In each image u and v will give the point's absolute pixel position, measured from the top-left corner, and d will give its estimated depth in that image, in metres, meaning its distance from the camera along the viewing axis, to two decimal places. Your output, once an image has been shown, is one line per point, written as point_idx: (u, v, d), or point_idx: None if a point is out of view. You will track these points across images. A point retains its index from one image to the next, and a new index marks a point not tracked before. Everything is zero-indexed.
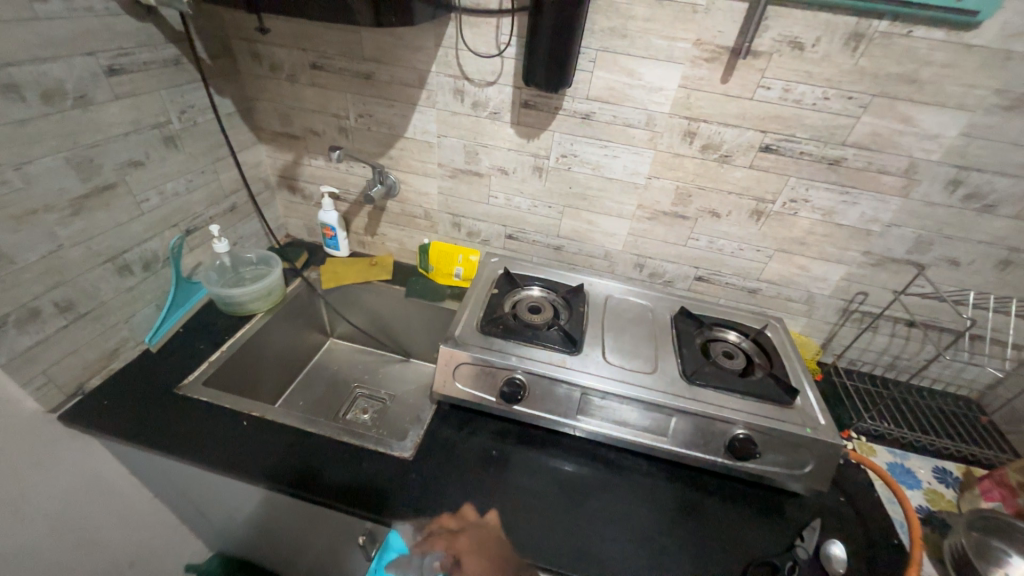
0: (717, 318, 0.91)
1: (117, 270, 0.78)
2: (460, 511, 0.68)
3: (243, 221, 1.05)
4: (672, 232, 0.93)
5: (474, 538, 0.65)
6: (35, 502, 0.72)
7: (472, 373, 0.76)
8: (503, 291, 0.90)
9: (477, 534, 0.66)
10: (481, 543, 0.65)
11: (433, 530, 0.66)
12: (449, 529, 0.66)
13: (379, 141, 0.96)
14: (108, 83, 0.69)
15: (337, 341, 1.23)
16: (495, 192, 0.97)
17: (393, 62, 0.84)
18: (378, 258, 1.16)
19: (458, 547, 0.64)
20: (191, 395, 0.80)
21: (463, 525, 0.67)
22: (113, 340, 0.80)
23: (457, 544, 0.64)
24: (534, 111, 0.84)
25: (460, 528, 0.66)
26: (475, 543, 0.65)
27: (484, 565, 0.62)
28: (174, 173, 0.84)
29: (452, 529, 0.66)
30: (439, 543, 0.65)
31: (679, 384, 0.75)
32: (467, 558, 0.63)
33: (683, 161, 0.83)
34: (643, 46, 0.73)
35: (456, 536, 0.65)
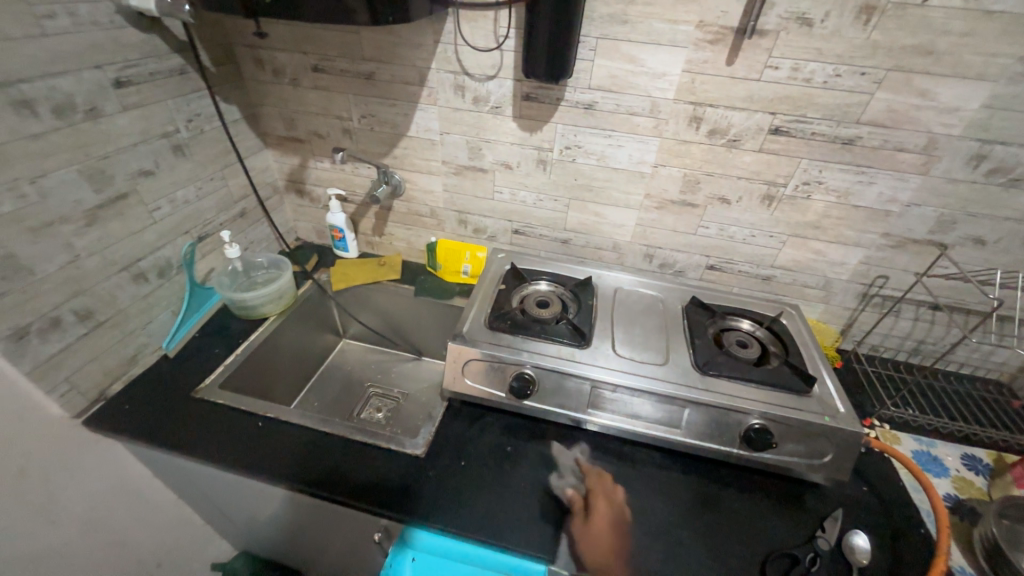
0: (729, 307, 0.89)
1: (133, 278, 0.80)
2: (615, 486, 0.72)
3: (254, 226, 1.06)
4: (681, 220, 0.91)
5: (605, 501, 0.69)
6: (63, 505, 0.75)
7: (482, 369, 0.76)
8: (510, 286, 0.89)
9: (611, 502, 0.69)
10: (608, 510, 0.68)
11: (595, 477, 0.72)
12: (604, 490, 0.71)
13: (383, 141, 0.96)
14: (117, 95, 0.71)
15: (350, 342, 1.25)
16: (499, 188, 0.97)
17: (393, 61, 0.84)
18: (387, 258, 1.17)
19: (592, 491, 0.70)
20: (208, 398, 0.82)
21: (613, 491, 0.71)
22: (131, 347, 0.82)
23: (595, 495, 0.70)
24: (536, 103, 0.83)
25: (604, 491, 0.70)
26: (608, 509, 0.68)
27: (604, 526, 0.66)
28: (184, 181, 0.85)
29: (604, 489, 0.71)
30: (591, 484, 0.71)
31: (690, 374, 0.73)
32: (597, 507, 0.68)
33: (690, 148, 0.81)
34: (645, 31, 0.71)
35: (599, 494, 0.70)
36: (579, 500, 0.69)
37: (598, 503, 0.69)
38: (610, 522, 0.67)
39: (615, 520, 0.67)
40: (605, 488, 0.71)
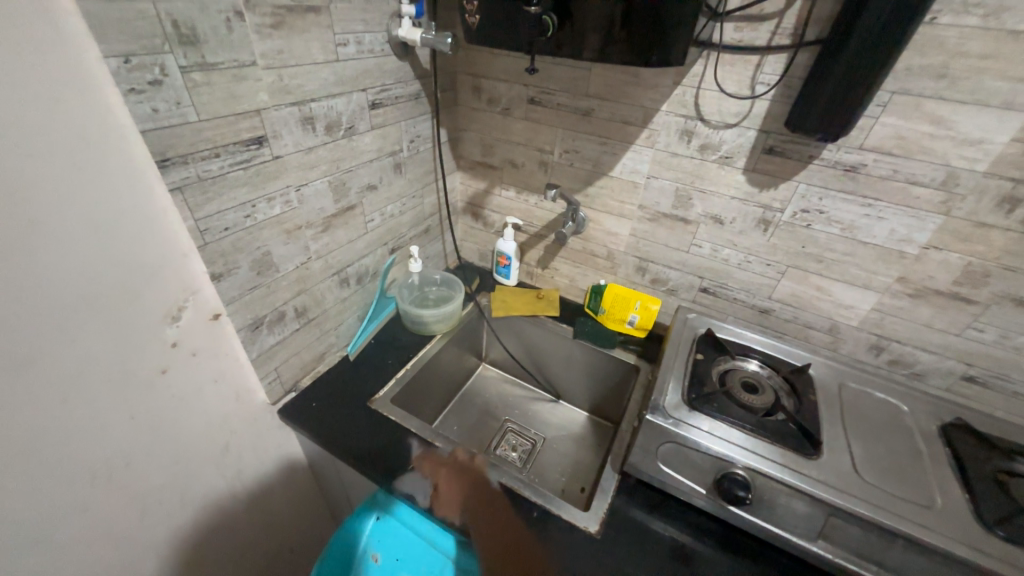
0: (1015, 442, 0.66)
1: (340, 282, 0.84)
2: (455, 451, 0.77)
3: (432, 242, 1.09)
4: (943, 316, 0.72)
5: (450, 473, 0.74)
6: (246, 484, 0.79)
7: (683, 455, 0.65)
8: (709, 358, 0.78)
9: (454, 469, 0.74)
10: (454, 477, 0.73)
11: (430, 458, 0.76)
12: (439, 459, 0.76)
13: (579, 177, 0.93)
14: (369, 115, 0.76)
15: (489, 367, 1.22)
16: (699, 241, 0.87)
17: (618, 99, 0.80)
18: (545, 291, 1.13)
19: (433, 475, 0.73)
20: (382, 412, 0.82)
21: (449, 460, 0.76)
22: (324, 345, 0.86)
23: (440, 474, 0.73)
24: (779, 157, 0.72)
25: (446, 461, 0.75)
26: (456, 475, 0.74)
27: (460, 494, 0.71)
28: (395, 197, 0.89)
29: (442, 460, 0.75)
30: (429, 465, 0.75)
31: (978, 533, 0.54)
32: (446, 485, 0.72)
33: (990, 233, 0.64)
34: (970, 88, 0.57)
35: (442, 466, 0.75)
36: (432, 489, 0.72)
37: (446, 476, 0.73)
38: (464, 485, 0.72)
39: (466, 479, 0.73)
40: (445, 459, 0.76)
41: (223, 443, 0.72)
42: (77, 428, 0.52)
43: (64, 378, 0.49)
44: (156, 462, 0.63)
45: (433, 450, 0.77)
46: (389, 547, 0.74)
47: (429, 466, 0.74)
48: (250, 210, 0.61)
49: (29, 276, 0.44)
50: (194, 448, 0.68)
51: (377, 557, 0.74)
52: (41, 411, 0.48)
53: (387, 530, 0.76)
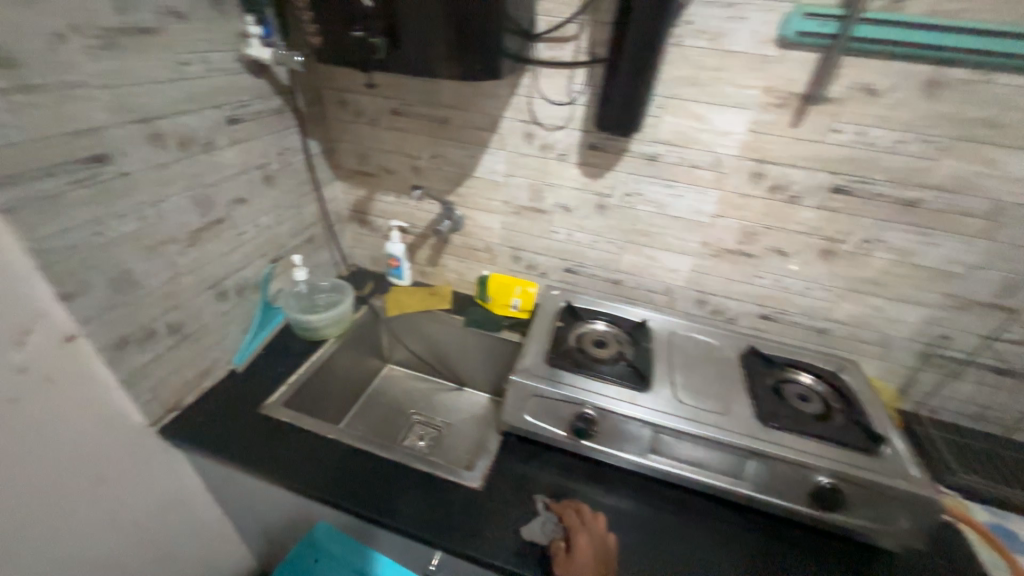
0: (788, 358, 0.88)
1: (217, 295, 0.85)
2: (597, 515, 0.68)
3: (319, 251, 1.12)
4: (736, 269, 0.93)
5: (587, 538, 0.64)
6: (130, 512, 0.77)
7: (543, 406, 0.76)
8: (566, 324, 0.91)
9: (593, 536, 0.64)
10: (590, 545, 0.63)
11: (571, 513, 0.69)
12: (579, 518, 0.68)
13: (449, 179, 1.02)
14: (228, 131, 0.79)
15: (394, 367, 1.26)
16: (556, 228, 1.01)
17: (468, 109, 0.92)
18: (438, 288, 1.20)
19: (572, 530, 0.66)
20: (273, 415, 0.84)
21: (587, 522, 0.67)
22: (206, 361, 0.86)
23: (576, 532, 0.65)
24: (600, 152, 0.88)
25: (589, 523, 0.66)
26: (591, 543, 0.64)
27: (590, 565, 0.61)
28: (269, 208, 0.92)
29: (583, 519, 0.67)
30: (567, 519, 0.68)
31: (754, 425, 0.72)
32: (579, 547, 0.63)
33: (750, 201, 0.84)
34: (714, 93, 0.76)
35: (580, 525, 0.66)
36: (561, 545, 0.65)
37: (580, 538, 0.64)
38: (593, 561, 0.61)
39: (599, 556, 0.62)
40: (586, 520, 0.67)
41: (97, 473, 0.70)
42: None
43: None
44: (10, 499, 0.60)
45: (579, 509, 0.69)
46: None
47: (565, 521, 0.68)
48: (100, 227, 0.62)
49: None
50: (59, 480, 0.65)
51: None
52: None
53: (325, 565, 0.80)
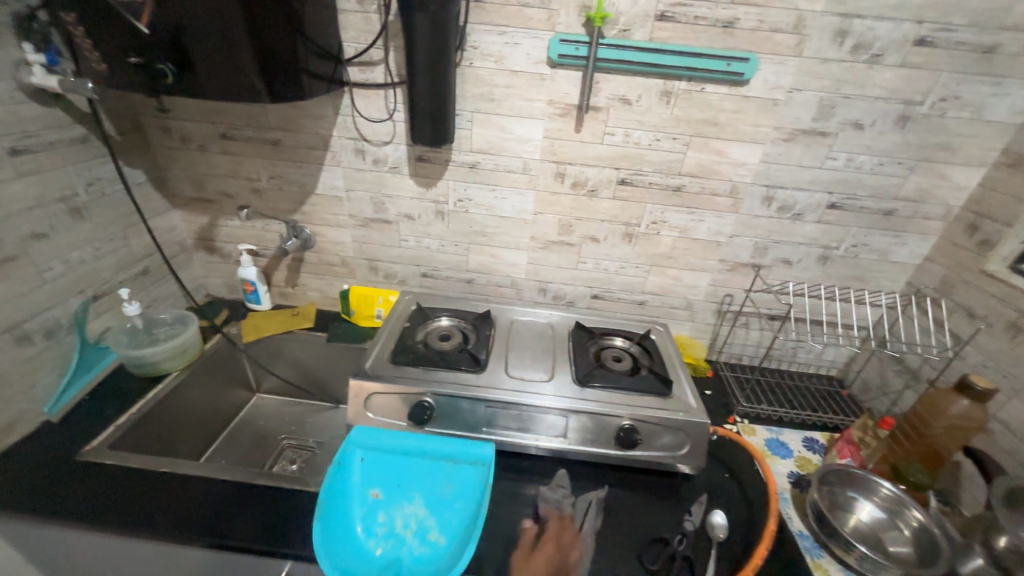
0: (610, 328, 1.03)
1: (16, 340, 0.78)
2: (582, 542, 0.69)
3: (158, 283, 1.06)
4: (564, 258, 1.06)
5: (552, 555, 0.67)
6: None
7: (384, 401, 0.81)
8: (414, 324, 0.97)
9: (558, 556, 0.67)
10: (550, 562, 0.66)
11: (559, 525, 0.72)
12: (564, 533, 0.70)
13: (292, 198, 1.04)
14: (11, 163, 0.74)
15: (265, 395, 1.22)
16: (405, 237, 1.07)
17: (297, 129, 0.95)
18: (301, 308, 1.20)
19: (550, 541, 0.69)
20: (94, 460, 0.78)
21: (569, 543, 0.69)
22: (7, 414, 0.78)
23: (546, 545, 0.69)
24: (428, 163, 0.96)
25: (569, 543, 0.69)
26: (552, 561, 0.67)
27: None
28: (80, 242, 0.87)
29: (565, 538, 0.70)
30: (552, 531, 0.71)
31: (572, 388, 0.84)
32: (540, 557, 0.67)
33: (560, 198, 0.97)
34: (510, 107, 0.88)
35: (560, 543, 0.69)
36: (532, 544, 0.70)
37: (545, 551, 0.68)
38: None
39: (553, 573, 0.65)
40: (567, 539, 0.69)
41: None
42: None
43: None
44: None
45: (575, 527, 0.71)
46: (384, 478, 0.72)
47: (554, 528, 0.71)
48: None
49: None
50: None
51: (376, 493, 0.71)
52: None
53: (378, 465, 0.74)
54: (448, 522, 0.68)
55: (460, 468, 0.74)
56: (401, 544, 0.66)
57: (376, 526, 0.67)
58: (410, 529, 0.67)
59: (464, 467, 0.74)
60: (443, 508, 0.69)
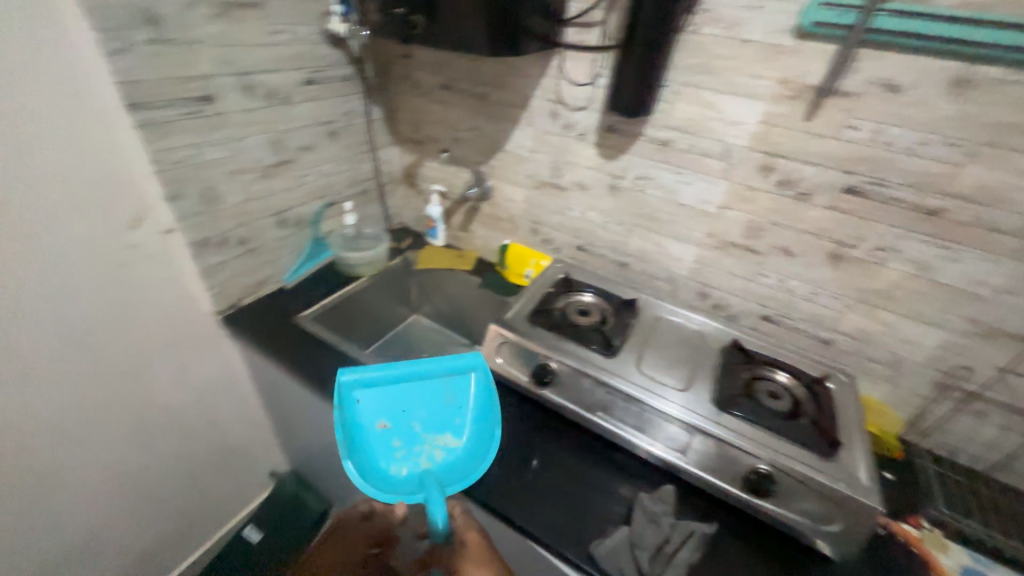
0: (774, 358, 0.87)
1: (280, 222, 1.05)
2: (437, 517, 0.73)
3: (370, 204, 1.30)
4: (740, 265, 0.92)
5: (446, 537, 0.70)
6: (193, 374, 1.02)
7: (513, 353, 0.86)
8: (557, 291, 0.99)
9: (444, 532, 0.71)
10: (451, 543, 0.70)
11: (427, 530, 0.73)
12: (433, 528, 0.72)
13: (483, 150, 1.13)
14: (304, 89, 0.97)
15: (420, 318, 1.38)
16: (572, 206, 1.08)
17: (504, 86, 1.02)
18: (467, 252, 1.33)
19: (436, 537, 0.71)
20: (304, 324, 1.03)
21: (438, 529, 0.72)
22: (264, 274, 1.07)
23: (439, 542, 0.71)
24: (616, 135, 0.93)
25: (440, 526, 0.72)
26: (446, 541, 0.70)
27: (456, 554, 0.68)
28: (330, 159, 1.11)
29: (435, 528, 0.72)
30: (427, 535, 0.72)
31: (706, 406, 0.75)
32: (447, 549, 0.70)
33: (757, 195, 0.84)
34: (726, 82, 0.78)
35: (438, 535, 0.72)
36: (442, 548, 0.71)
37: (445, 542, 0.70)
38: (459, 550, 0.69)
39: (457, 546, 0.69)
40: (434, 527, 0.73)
41: (173, 337, 0.95)
42: (52, 288, 0.74)
43: (45, 251, 0.71)
44: (114, 337, 0.85)
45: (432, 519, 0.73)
46: (386, 408, 0.76)
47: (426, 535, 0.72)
48: (199, 150, 0.83)
49: (26, 169, 0.65)
50: (144, 332, 0.89)
51: (383, 424, 0.75)
52: (29, 269, 0.70)
53: (373, 400, 0.75)
54: (458, 425, 0.77)
55: (454, 380, 0.78)
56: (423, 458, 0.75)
57: (394, 450, 0.74)
58: (427, 443, 0.76)
59: (460, 377, 0.78)
60: (450, 416, 0.77)
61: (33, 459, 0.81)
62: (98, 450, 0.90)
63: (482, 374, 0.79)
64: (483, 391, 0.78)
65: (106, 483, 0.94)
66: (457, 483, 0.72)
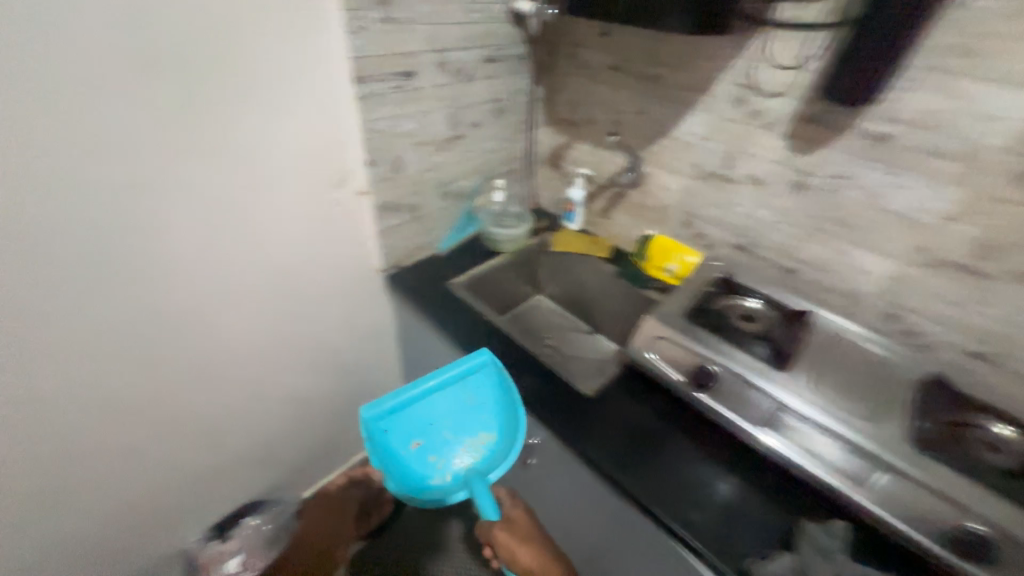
0: (990, 405, 0.74)
1: (443, 194, 1.13)
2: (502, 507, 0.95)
3: (516, 183, 1.34)
4: (957, 289, 0.78)
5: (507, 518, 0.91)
6: (358, 323, 1.15)
7: (668, 349, 0.82)
8: (717, 292, 0.93)
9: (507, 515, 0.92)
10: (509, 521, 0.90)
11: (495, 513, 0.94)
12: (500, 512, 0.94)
13: (645, 135, 1.09)
14: (484, 67, 1.02)
15: (540, 298, 1.38)
16: (740, 201, 0.99)
17: (684, 68, 0.97)
18: (601, 238, 1.30)
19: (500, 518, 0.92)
20: (455, 290, 1.10)
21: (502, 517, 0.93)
22: (423, 240, 1.16)
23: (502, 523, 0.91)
24: (816, 126, 0.83)
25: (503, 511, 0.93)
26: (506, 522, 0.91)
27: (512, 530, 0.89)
28: (493, 136, 1.15)
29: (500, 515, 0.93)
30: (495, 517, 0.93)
31: (906, 446, 0.66)
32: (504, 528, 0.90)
33: (1005, 208, 0.70)
34: (989, 68, 0.65)
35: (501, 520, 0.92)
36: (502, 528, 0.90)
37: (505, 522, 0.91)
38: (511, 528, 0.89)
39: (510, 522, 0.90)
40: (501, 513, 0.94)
41: (349, 287, 1.07)
42: (274, 233, 0.88)
43: (273, 198, 0.84)
44: (307, 280, 0.98)
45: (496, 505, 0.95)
46: (415, 430, 0.89)
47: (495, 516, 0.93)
48: (396, 121, 0.92)
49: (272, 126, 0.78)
50: (329, 280, 1.02)
51: (417, 444, 0.90)
52: (260, 212, 0.84)
53: (400, 427, 0.88)
54: (486, 420, 0.92)
55: (470, 382, 0.92)
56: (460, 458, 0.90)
57: (435, 461, 0.89)
58: (462, 446, 0.90)
59: (470, 379, 0.92)
60: (475, 414, 0.92)
61: (246, 371, 0.99)
62: (286, 374, 1.07)
63: (488, 369, 0.92)
64: (496, 382, 0.92)
65: (286, 402, 1.11)
66: (494, 469, 0.87)
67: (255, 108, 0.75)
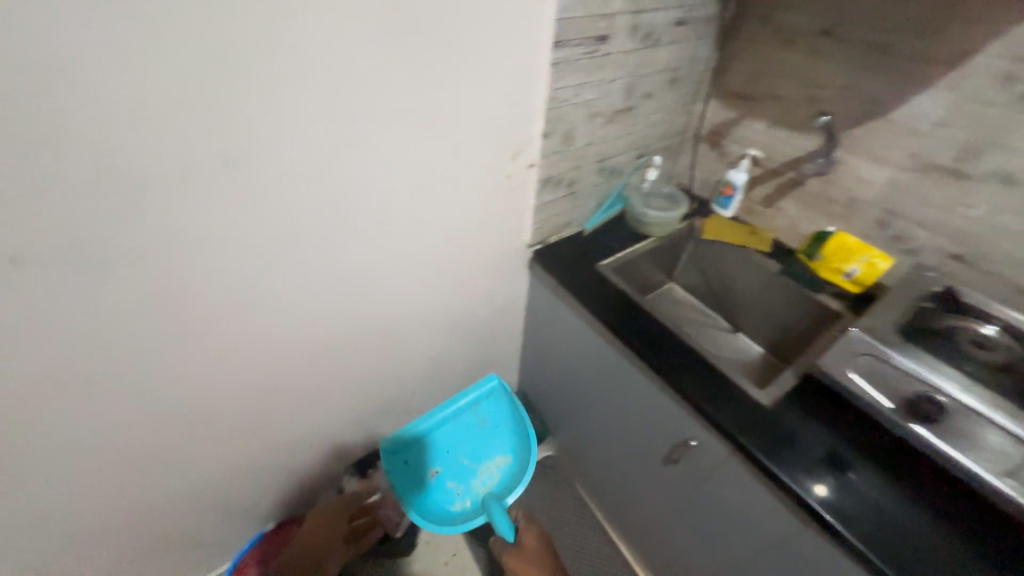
0: None
1: (600, 169, 1.07)
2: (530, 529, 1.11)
3: (666, 161, 1.23)
4: None
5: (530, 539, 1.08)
6: (497, 295, 1.15)
7: (875, 371, 0.74)
8: (936, 311, 0.84)
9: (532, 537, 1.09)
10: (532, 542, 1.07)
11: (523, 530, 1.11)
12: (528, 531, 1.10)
13: (849, 115, 0.94)
14: (671, 32, 0.93)
15: (672, 286, 1.27)
16: (971, 202, 0.84)
17: (927, 37, 0.80)
18: (759, 229, 1.16)
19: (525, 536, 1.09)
20: (606, 274, 1.06)
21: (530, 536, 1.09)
22: (569, 217, 1.12)
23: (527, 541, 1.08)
24: None
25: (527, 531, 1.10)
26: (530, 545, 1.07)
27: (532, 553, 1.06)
28: (659, 109, 1.06)
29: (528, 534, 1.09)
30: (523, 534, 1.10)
31: None
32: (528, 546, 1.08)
33: None
34: None
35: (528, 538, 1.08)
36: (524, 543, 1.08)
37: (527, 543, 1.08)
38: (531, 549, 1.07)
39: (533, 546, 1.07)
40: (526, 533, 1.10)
41: (499, 260, 1.07)
42: (447, 204, 0.87)
43: (456, 169, 0.83)
44: (466, 252, 0.98)
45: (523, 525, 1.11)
46: (432, 461, 1.12)
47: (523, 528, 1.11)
48: (579, 90, 0.87)
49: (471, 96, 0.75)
50: (483, 253, 1.02)
51: (435, 471, 1.10)
52: (443, 182, 0.83)
53: (417, 456, 1.11)
54: (501, 446, 1.14)
55: (477, 411, 1.18)
56: (475, 481, 1.10)
57: (452, 488, 1.08)
58: (478, 471, 1.11)
59: (480, 404, 1.19)
60: (488, 443, 1.15)
61: (401, 332, 1.03)
62: (431, 338, 1.11)
63: (496, 393, 1.20)
64: (499, 414, 1.18)
65: (428, 363, 1.16)
66: (506, 491, 1.06)
67: (460, 78, 0.73)
